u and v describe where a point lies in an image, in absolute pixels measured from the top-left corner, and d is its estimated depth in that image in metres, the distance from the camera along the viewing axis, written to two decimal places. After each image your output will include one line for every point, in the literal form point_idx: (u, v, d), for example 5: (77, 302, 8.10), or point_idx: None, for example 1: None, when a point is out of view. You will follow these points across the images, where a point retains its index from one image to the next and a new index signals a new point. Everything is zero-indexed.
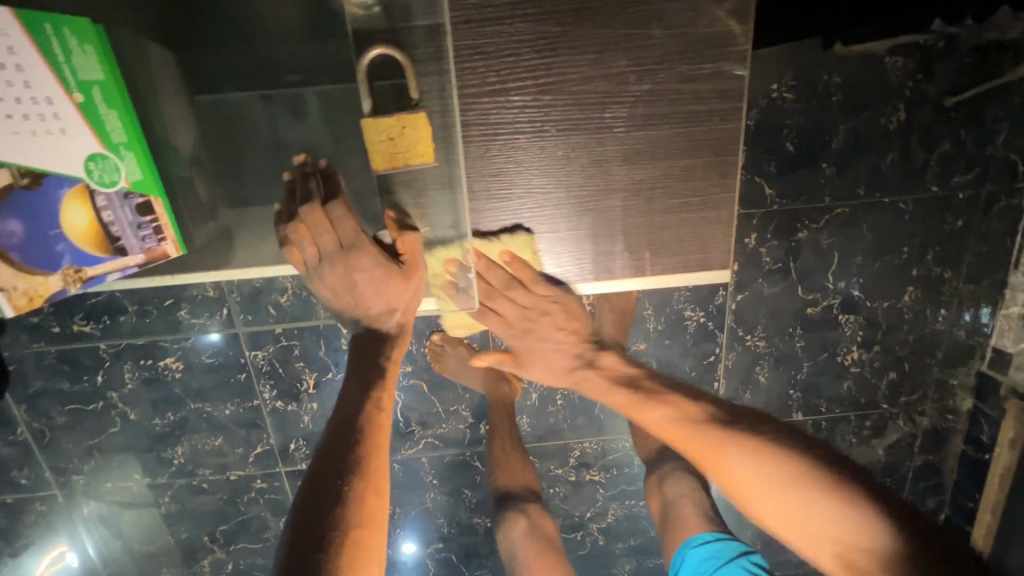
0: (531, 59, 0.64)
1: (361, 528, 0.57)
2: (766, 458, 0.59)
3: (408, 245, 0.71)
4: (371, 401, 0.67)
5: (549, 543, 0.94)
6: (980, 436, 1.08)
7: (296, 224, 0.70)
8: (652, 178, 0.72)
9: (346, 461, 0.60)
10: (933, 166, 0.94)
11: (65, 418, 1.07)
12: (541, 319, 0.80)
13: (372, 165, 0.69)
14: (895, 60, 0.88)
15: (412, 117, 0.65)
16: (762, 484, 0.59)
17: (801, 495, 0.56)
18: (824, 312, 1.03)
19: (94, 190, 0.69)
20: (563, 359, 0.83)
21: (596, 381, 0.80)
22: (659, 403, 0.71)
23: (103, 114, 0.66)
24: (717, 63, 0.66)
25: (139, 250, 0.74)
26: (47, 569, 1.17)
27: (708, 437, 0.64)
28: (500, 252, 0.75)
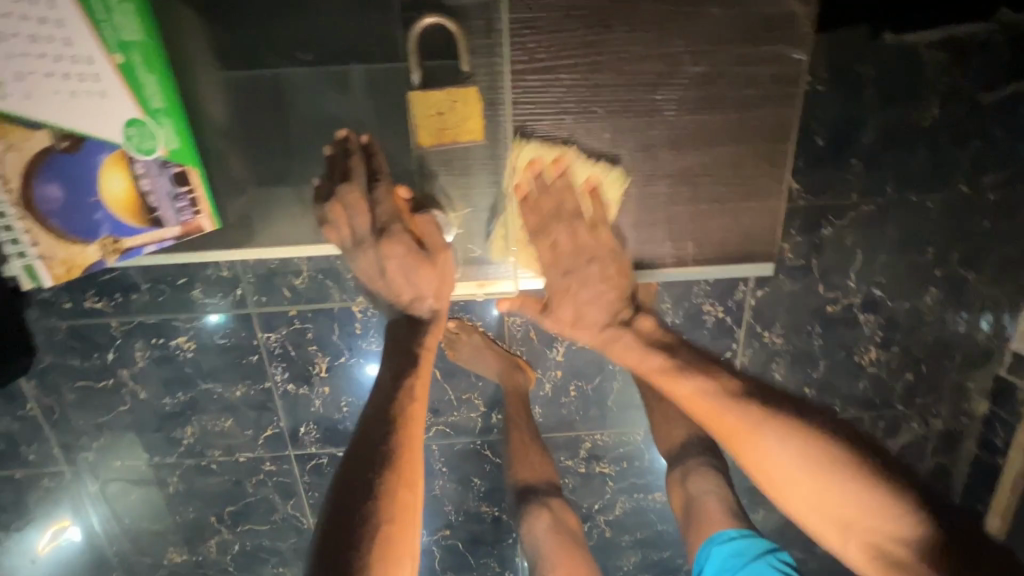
0: (583, 35, 0.63)
1: (392, 526, 0.54)
2: (810, 445, 0.56)
3: (422, 226, 0.68)
4: (402, 391, 0.62)
5: (572, 537, 0.93)
6: (993, 440, 1.07)
7: (334, 203, 0.65)
8: (698, 164, 0.70)
9: (376, 454, 0.57)
10: (964, 165, 0.92)
11: (75, 395, 1.06)
12: (583, 265, 0.66)
13: (418, 140, 0.68)
14: (932, 54, 0.85)
15: (463, 91, 0.65)
16: (803, 470, 0.56)
17: (841, 480, 0.55)
18: (844, 311, 1.01)
19: (132, 156, 0.68)
20: (598, 313, 0.68)
21: (629, 342, 0.66)
22: (691, 375, 0.62)
23: (141, 77, 0.65)
24: (777, 45, 0.65)
25: (175, 223, 0.72)
26: (47, 544, 1.17)
27: (749, 416, 0.58)
28: (587, 177, 0.68)
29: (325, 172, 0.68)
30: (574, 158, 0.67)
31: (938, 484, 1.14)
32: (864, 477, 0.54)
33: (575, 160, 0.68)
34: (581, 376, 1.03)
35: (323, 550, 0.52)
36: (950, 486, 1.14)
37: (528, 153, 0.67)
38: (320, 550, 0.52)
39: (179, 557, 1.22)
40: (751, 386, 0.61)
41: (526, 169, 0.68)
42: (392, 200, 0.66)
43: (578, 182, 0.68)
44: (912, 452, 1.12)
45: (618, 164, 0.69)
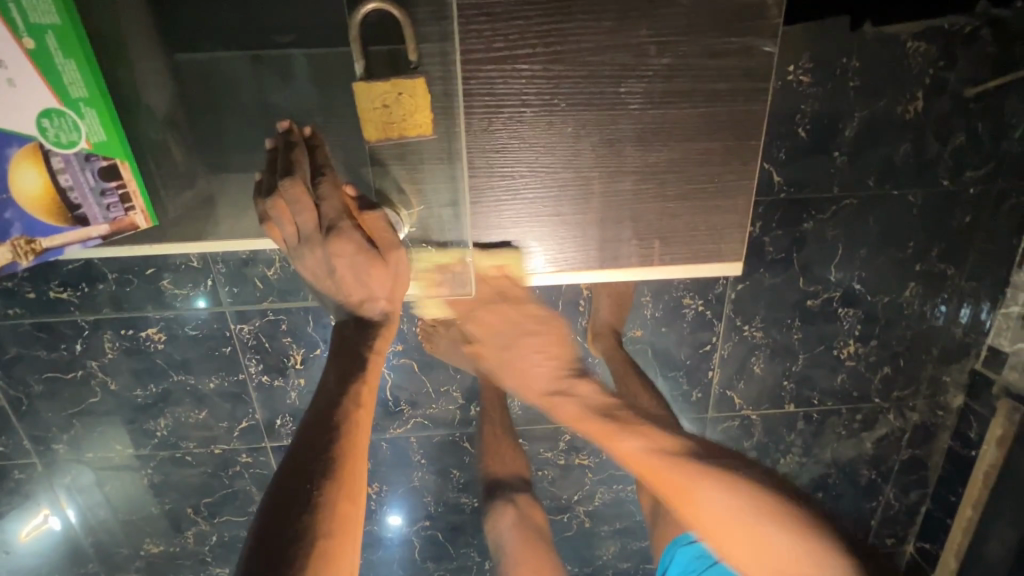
0: (541, 23, 0.60)
1: (330, 539, 0.52)
2: (747, 495, 0.60)
3: (371, 225, 0.66)
4: (348, 396, 0.61)
5: (537, 532, 0.92)
6: (967, 433, 1.08)
7: (275, 199, 0.61)
8: (669, 160, 0.67)
9: (319, 463, 0.55)
10: (946, 159, 0.91)
11: (42, 387, 1.03)
12: (524, 335, 0.76)
13: (366, 135, 0.65)
14: (917, 46, 0.83)
15: (411, 82, 0.61)
16: (742, 524, 0.59)
17: (774, 531, 0.57)
18: (824, 305, 1.00)
19: (50, 150, 0.64)
20: (541, 382, 0.76)
21: (574, 408, 0.73)
22: (636, 435, 0.68)
23: (59, 64, 0.62)
24: (748, 37, 0.62)
25: (103, 220, 0.69)
26: (31, 531, 1.15)
27: (686, 471, 0.63)
28: (496, 265, 0.72)
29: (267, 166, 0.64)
30: (476, 256, 0.72)
31: (913, 476, 1.15)
32: (806, 531, 0.57)
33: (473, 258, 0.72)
34: None
35: (255, 563, 0.50)
36: (925, 478, 1.15)
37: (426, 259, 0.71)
38: (250, 565, 0.50)
39: (156, 548, 1.20)
40: (692, 445, 0.67)
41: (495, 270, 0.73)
42: (339, 196, 0.63)
43: (487, 269, 0.73)
44: (888, 445, 1.12)
45: (453, 249, 0.71)
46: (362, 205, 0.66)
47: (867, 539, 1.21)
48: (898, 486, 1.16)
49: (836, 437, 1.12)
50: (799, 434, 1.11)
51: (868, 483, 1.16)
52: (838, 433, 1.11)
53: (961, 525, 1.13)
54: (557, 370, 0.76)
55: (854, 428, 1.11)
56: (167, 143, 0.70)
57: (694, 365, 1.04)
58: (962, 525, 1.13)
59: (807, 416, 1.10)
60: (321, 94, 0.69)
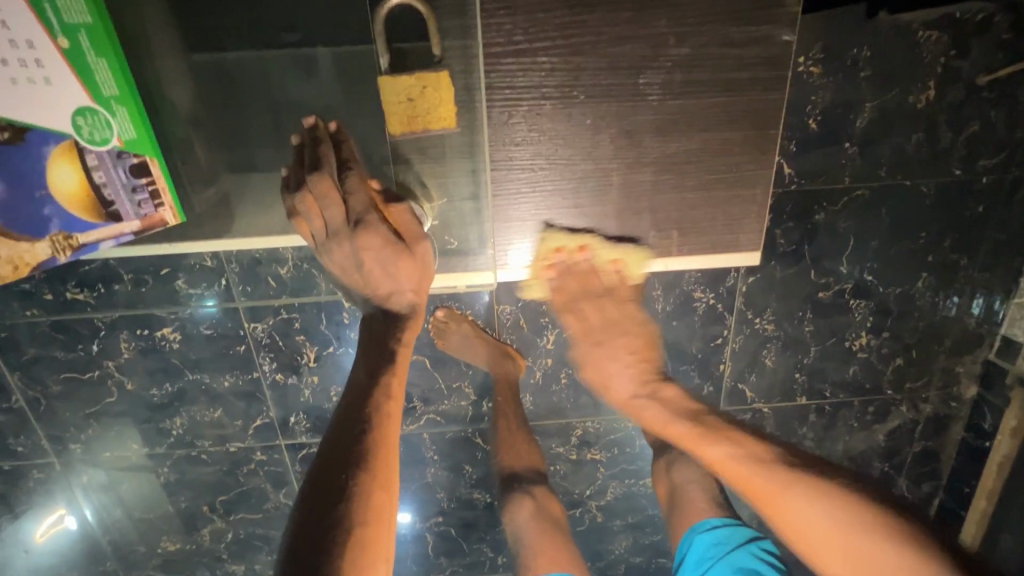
0: (562, 15, 0.60)
1: (366, 527, 0.53)
2: (841, 505, 0.61)
3: (397, 219, 0.67)
4: (378, 388, 0.62)
5: (553, 525, 0.93)
6: (981, 424, 1.08)
7: (304, 194, 0.62)
8: (685, 151, 0.68)
9: (351, 453, 0.56)
10: (959, 148, 0.90)
11: (60, 387, 1.04)
12: (615, 335, 0.77)
13: (389, 129, 0.66)
14: (929, 35, 0.83)
15: (435, 75, 0.63)
16: (839, 534, 0.60)
17: (873, 547, 0.58)
18: (836, 297, 1.00)
19: (84, 147, 0.65)
20: (625, 382, 0.77)
21: (657, 411, 0.73)
22: (723, 440, 0.68)
23: (91, 62, 0.63)
24: (764, 27, 0.62)
25: (135, 217, 0.71)
26: (48, 530, 1.17)
27: (779, 482, 0.63)
28: (612, 258, 0.74)
29: (293, 162, 0.65)
30: (597, 245, 0.73)
31: (925, 467, 1.15)
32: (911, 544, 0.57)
33: (599, 245, 0.73)
34: (572, 364, 1.02)
35: (294, 549, 0.51)
36: (938, 469, 1.15)
37: (553, 242, 0.72)
38: (289, 554, 0.51)
39: (173, 546, 1.22)
40: (778, 452, 0.67)
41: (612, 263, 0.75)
42: (365, 191, 0.64)
43: (603, 261, 0.75)
44: (901, 437, 1.12)
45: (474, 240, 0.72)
46: (388, 199, 0.67)
47: None
48: (910, 478, 1.16)
49: (848, 429, 1.12)
50: (811, 426, 1.11)
51: (880, 475, 1.16)
52: (850, 425, 1.11)
53: (974, 518, 1.12)
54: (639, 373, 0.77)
55: (867, 420, 1.11)
56: (190, 141, 0.71)
57: (705, 359, 1.04)
58: (975, 519, 1.12)
59: (819, 408, 1.10)
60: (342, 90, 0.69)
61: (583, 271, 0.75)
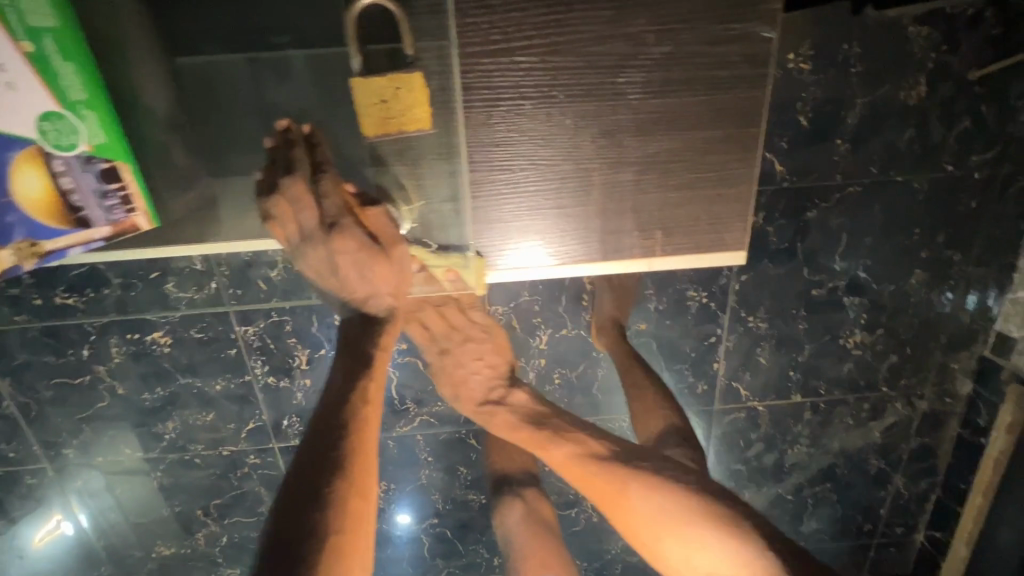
0: (540, 14, 0.59)
1: (342, 533, 0.53)
2: (663, 492, 0.69)
3: (372, 220, 0.67)
4: (354, 393, 0.62)
5: (544, 526, 0.92)
6: (976, 420, 1.07)
7: (277, 198, 0.63)
8: (669, 150, 0.67)
9: (328, 459, 0.56)
10: (951, 144, 0.90)
11: (51, 393, 1.04)
12: (464, 343, 0.82)
13: (363, 131, 0.66)
14: (919, 31, 0.83)
15: (407, 77, 0.62)
16: (662, 518, 0.67)
17: (685, 521, 0.66)
18: (829, 294, 1.00)
19: (50, 153, 0.63)
20: (476, 389, 0.83)
21: (503, 417, 0.81)
22: (565, 442, 0.76)
23: (57, 67, 0.60)
24: (746, 24, 0.62)
25: (106, 222, 0.69)
26: (44, 536, 1.16)
27: (611, 474, 0.71)
28: (444, 268, 0.73)
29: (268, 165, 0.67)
30: (463, 266, 0.73)
31: (922, 464, 1.14)
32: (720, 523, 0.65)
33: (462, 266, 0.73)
34: (565, 364, 1.02)
35: (269, 559, 0.50)
36: (934, 466, 1.14)
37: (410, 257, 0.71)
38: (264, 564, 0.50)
39: (168, 550, 1.21)
40: (611, 448, 0.75)
41: (446, 272, 0.74)
42: (339, 194, 0.64)
43: (435, 272, 0.73)
44: (896, 434, 1.12)
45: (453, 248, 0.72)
46: (363, 202, 0.68)
47: (877, 528, 1.20)
48: (907, 475, 1.15)
49: (844, 427, 1.11)
50: (806, 424, 1.11)
51: (877, 472, 1.15)
52: (846, 423, 1.11)
53: (971, 513, 1.11)
54: (490, 380, 0.83)
55: (862, 418, 1.10)
56: (168, 147, 0.70)
57: (699, 357, 1.04)
58: (972, 514, 1.11)
59: (815, 406, 1.09)
60: (317, 93, 0.69)
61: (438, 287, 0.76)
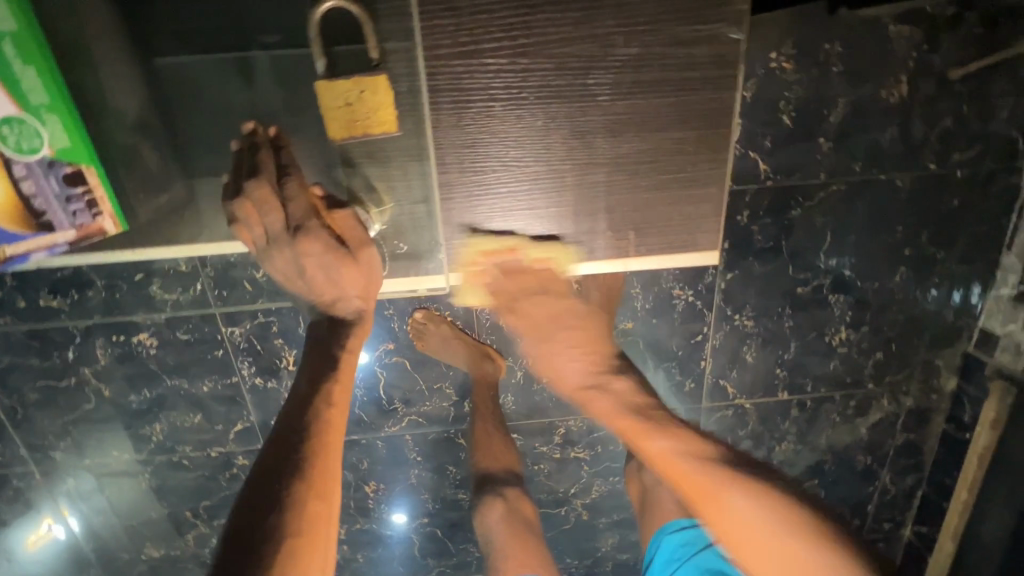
0: (507, 15, 0.60)
1: (300, 536, 0.52)
2: (776, 506, 0.60)
3: (340, 223, 0.67)
4: (319, 395, 0.62)
5: (524, 524, 0.93)
6: (962, 416, 1.08)
7: (242, 201, 0.61)
8: (642, 150, 0.68)
9: (289, 462, 0.56)
10: (933, 142, 0.90)
11: (37, 395, 1.03)
12: (560, 329, 0.76)
13: (332, 134, 0.65)
14: (901, 29, 0.83)
15: (372, 79, 0.61)
16: (773, 540, 0.59)
17: (805, 551, 0.57)
18: (815, 292, 1.00)
19: (11, 158, 0.64)
20: (575, 374, 0.75)
21: (605, 405, 0.72)
22: (667, 435, 0.67)
23: (17, 71, 0.61)
24: (714, 25, 0.62)
25: (70, 226, 0.70)
26: (36, 539, 1.16)
27: (721, 481, 0.62)
28: (539, 257, 0.74)
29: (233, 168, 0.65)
30: (527, 245, 0.73)
31: (908, 460, 1.15)
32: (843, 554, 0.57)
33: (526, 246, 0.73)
34: None
35: (222, 564, 0.49)
36: (920, 462, 1.15)
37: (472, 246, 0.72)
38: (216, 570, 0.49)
39: (157, 552, 1.21)
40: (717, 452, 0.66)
41: (545, 261, 0.74)
42: (306, 196, 0.63)
43: (530, 261, 0.74)
44: (882, 430, 1.13)
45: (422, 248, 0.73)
46: (331, 204, 0.68)
47: (865, 524, 1.21)
48: (893, 471, 1.16)
49: (830, 424, 1.12)
50: (794, 421, 1.12)
51: (864, 469, 1.16)
52: (832, 419, 1.12)
53: (956, 509, 1.13)
54: (591, 366, 0.75)
55: (849, 414, 1.11)
56: (138, 148, 0.70)
57: (686, 356, 1.04)
58: (957, 510, 1.13)
59: (801, 403, 1.10)
60: (282, 89, 0.69)
61: (518, 272, 0.74)
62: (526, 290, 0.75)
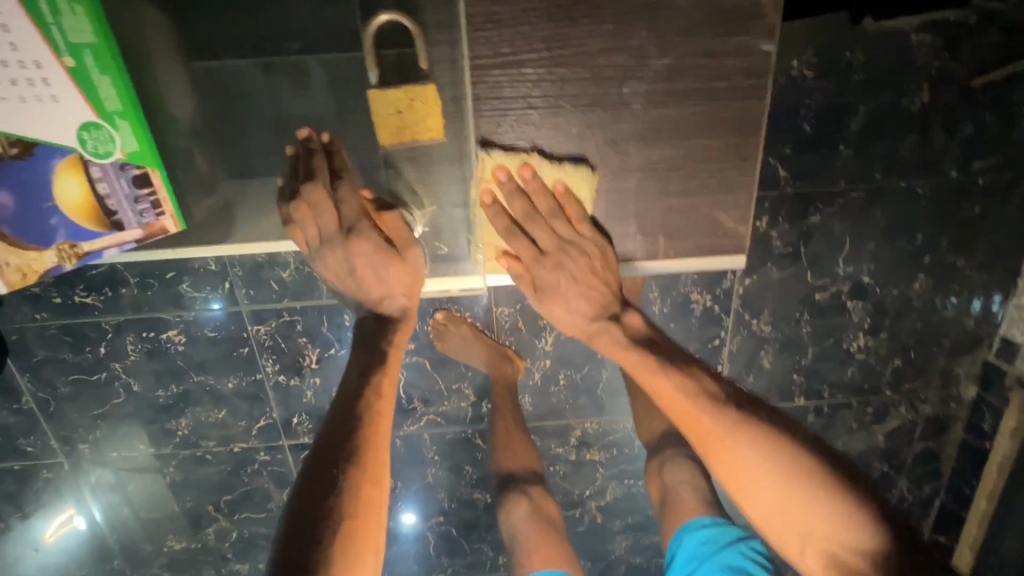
0: (548, 29, 0.62)
1: (354, 519, 0.55)
2: (779, 444, 0.61)
3: (387, 224, 0.71)
4: (368, 387, 0.64)
5: (549, 525, 0.96)
6: (981, 424, 1.08)
7: (298, 203, 0.68)
8: (671, 160, 0.70)
9: (341, 449, 0.58)
10: (953, 150, 0.91)
11: (69, 388, 1.07)
12: (571, 259, 0.72)
13: (379, 138, 0.69)
14: (922, 39, 0.84)
15: (422, 89, 0.66)
16: (777, 478, 0.60)
17: (802, 487, 0.60)
18: (832, 298, 1.01)
19: (89, 161, 0.70)
20: (583, 308, 0.74)
21: (611, 340, 0.72)
22: (673, 374, 0.66)
23: (95, 80, 0.66)
24: (743, 37, 0.64)
25: (138, 225, 0.75)
26: (57, 530, 1.19)
27: (726, 424, 0.62)
28: (554, 181, 0.70)
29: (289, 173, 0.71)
30: (539, 163, 0.68)
31: (925, 468, 1.15)
32: (844, 493, 0.59)
33: (540, 166, 0.68)
34: (571, 365, 1.03)
35: (286, 544, 0.53)
36: (938, 470, 1.15)
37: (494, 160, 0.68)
38: (282, 547, 0.53)
39: (178, 544, 1.24)
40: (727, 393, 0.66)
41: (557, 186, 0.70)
42: (356, 199, 0.69)
43: (546, 184, 0.69)
44: (900, 437, 1.13)
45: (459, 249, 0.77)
46: (379, 207, 0.71)
47: None
48: (909, 478, 1.16)
49: (846, 430, 1.12)
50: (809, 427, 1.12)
51: (880, 475, 1.16)
52: (848, 425, 1.12)
53: (975, 518, 1.12)
54: (601, 296, 0.73)
55: (865, 421, 1.11)
56: (192, 153, 0.75)
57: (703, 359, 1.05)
58: (976, 519, 1.12)
59: (818, 409, 1.10)
60: (335, 103, 0.72)
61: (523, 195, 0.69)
62: (524, 218, 0.70)
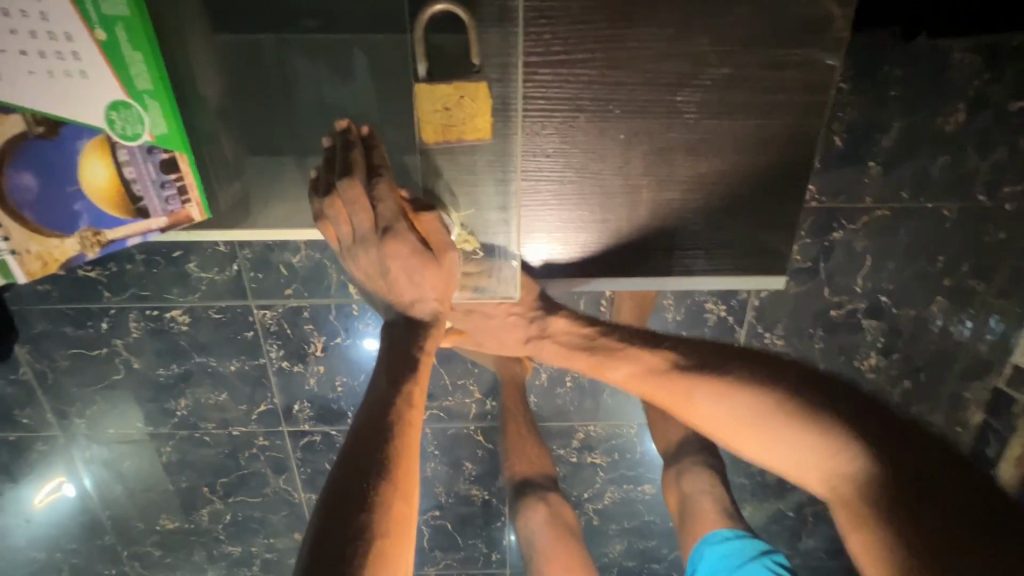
0: (603, 28, 0.67)
1: (386, 539, 0.54)
2: (741, 400, 0.63)
3: (424, 225, 0.68)
4: (400, 396, 0.62)
5: (566, 529, 0.95)
6: (985, 451, 1.03)
7: (332, 198, 0.64)
8: (706, 173, 0.76)
9: (372, 460, 0.57)
10: (984, 173, 0.85)
11: (68, 362, 1.04)
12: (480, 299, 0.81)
13: (424, 136, 0.70)
14: (962, 57, 0.78)
15: (474, 86, 0.67)
16: (740, 429, 0.63)
17: (776, 431, 0.60)
18: (848, 316, 0.95)
19: (117, 142, 0.68)
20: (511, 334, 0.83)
21: (550, 349, 0.81)
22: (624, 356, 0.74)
23: (127, 55, 0.65)
24: (808, 50, 0.70)
25: (162, 213, 0.73)
26: (44, 498, 1.16)
27: (678, 386, 0.67)
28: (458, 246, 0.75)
29: (324, 162, 0.68)
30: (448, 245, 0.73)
31: None
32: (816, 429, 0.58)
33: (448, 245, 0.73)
34: None
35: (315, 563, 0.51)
36: None
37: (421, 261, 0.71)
38: (312, 559, 0.52)
39: (171, 524, 1.22)
40: (708, 354, 0.69)
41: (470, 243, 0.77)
42: (394, 198, 0.64)
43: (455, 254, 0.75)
44: None
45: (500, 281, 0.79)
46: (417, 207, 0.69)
47: None
48: None
49: None
50: None
51: None
52: None
53: None
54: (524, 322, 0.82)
55: None
56: (220, 136, 0.74)
57: None
58: None
59: None
60: (377, 91, 0.72)
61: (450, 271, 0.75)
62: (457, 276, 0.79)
